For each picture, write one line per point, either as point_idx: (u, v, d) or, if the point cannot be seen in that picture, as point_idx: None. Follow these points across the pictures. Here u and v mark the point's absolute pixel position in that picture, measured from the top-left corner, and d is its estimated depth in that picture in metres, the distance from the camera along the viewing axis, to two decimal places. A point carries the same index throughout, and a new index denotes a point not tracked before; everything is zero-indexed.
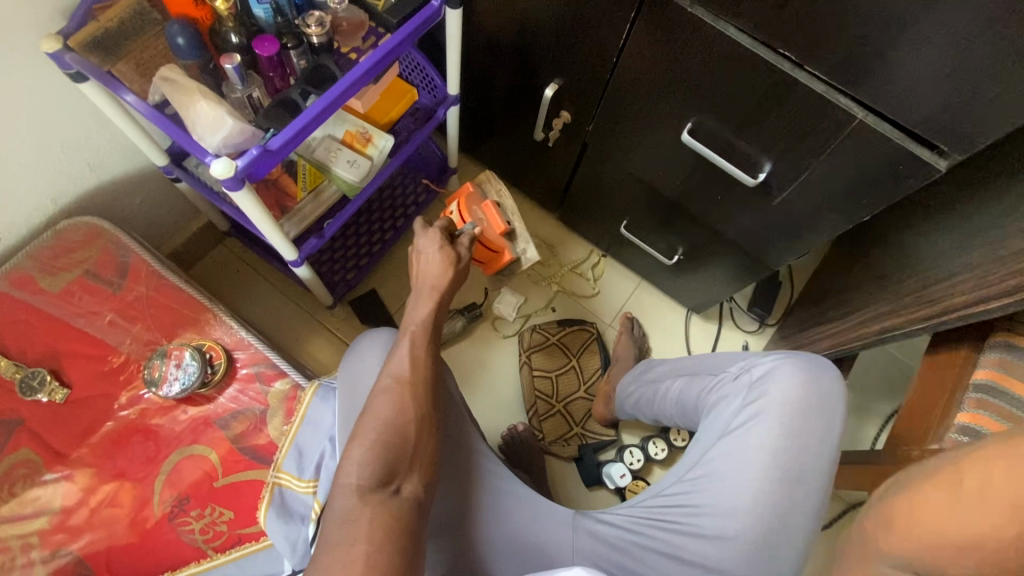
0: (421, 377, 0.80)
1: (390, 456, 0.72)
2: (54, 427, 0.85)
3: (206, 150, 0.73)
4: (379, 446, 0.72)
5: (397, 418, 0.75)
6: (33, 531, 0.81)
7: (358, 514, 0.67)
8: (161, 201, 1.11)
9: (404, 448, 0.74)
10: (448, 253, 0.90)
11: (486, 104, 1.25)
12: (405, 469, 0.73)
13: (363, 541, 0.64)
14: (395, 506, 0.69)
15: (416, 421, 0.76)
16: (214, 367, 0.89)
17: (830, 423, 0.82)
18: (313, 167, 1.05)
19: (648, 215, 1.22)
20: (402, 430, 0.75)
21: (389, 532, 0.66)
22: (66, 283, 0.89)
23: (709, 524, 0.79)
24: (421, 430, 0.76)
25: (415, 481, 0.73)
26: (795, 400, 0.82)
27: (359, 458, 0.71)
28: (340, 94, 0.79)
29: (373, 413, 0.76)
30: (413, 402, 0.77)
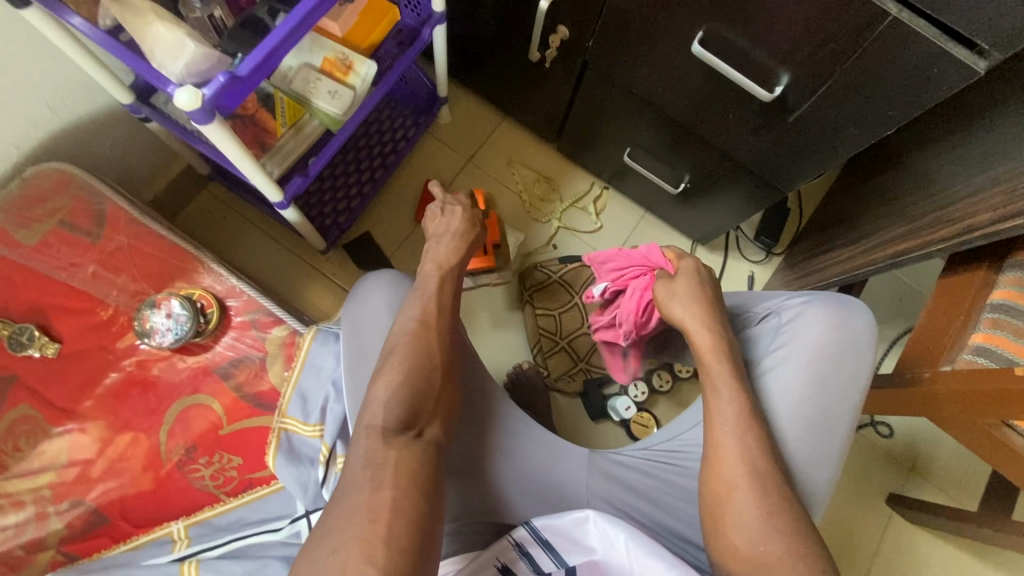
0: (445, 322, 0.79)
1: (414, 400, 0.71)
2: (51, 382, 0.83)
3: (168, 79, 0.66)
4: (402, 389, 0.71)
5: (419, 363, 0.73)
6: (43, 484, 0.81)
7: (383, 457, 0.65)
8: (134, 144, 1.04)
9: (427, 393, 0.72)
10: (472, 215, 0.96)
11: (476, 23, 1.15)
12: (428, 413, 0.72)
13: (388, 486, 0.63)
14: (418, 450, 0.68)
15: (439, 367, 0.75)
16: (207, 316, 0.87)
17: (861, 370, 0.78)
18: (291, 100, 0.97)
19: (656, 140, 1.14)
20: (425, 376, 0.73)
21: (415, 475, 0.65)
22: (43, 235, 0.84)
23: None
24: (441, 376, 0.75)
25: (436, 426, 0.72)
26: (827, 345, 0.78)
27: (383, 399, 0.70)
28: (311, 11, 0.71)
29: (396, 354, 0.74)
30: (436, 347, 0.76)
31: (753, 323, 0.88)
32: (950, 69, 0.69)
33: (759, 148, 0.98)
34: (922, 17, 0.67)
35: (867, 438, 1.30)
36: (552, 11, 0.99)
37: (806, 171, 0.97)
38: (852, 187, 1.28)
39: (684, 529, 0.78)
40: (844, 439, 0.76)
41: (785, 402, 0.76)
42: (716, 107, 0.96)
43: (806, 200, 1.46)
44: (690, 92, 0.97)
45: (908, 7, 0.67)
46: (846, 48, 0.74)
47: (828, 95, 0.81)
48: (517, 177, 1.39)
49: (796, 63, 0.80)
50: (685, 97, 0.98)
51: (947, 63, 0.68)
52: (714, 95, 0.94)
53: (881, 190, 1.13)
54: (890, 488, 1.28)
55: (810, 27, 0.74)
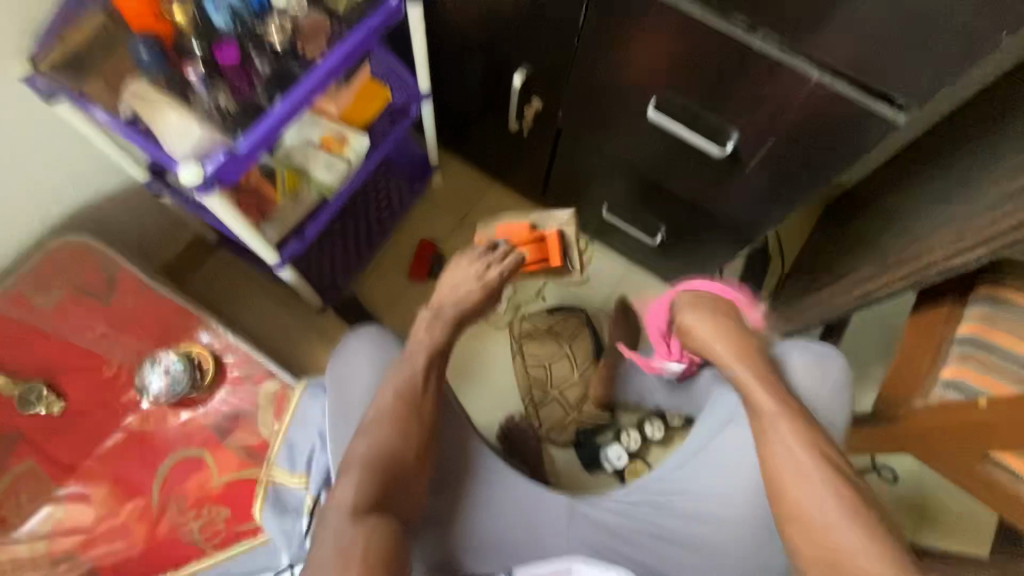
0: (424, 402, 0.79)
1: (385, 483, 0.72)
2: (55, 439, 0.88)
3: (175, 159, 0.76)
4: (375, 473, 0.72)
5: (395, 444, 0.74)
6: (41, 540, 0.85)
7: (352, 535, 0.66)
8: (149, 217, 1.14)
9: (400, 473, 0.73)
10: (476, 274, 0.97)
11: (461, 98, 1.26)
12: (398, 484, 0.73)
13: (359, 559, 0.64)
14: (388, 529, 0.69)
15: (414, 448, 0.76)
16: (203, 370, 0.92)
17: (835, 413, 0.83)
18: (291, 171, 1.06)
19: (631, 196, 1.22)
20: (400, 456, 0.74)
21: (382, 548, 0.67)
22: (56, 300, 0.91)
23: (704, 507, 0.80)
24: (411, 449, 0.75)
25: (407, 498, 0.73)
26: (800, 390, 0.84)
27: (355, 481, 0.71)
28: (303, 97, 0.81)
29: (372, 439, 0.75)
30: (414, 428, 0.77)
31: None
32: (875, 123, 0.76)
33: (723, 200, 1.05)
34: (845, 79, 0.75)
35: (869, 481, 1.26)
36: (526, 85, 1.09)
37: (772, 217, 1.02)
38: (829, 232, 1.32)
39: (658, 564, 0.81)
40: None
41: None
42: (680, 164, 1.03)
43: (787, 245, 1.50)
44: (654, 150, 1.04)
45: (831, 71, 0.75)
46: (783, 110, 0.82)
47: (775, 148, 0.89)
48: None
49: (743, 121, 0.87)
50: (650, 156, 1.06)
51: (873, 120, 0.76)
52: (675, 152, 1.02)
53: (853, 235, 1.18)
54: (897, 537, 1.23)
55: (753, 89, 0.82)
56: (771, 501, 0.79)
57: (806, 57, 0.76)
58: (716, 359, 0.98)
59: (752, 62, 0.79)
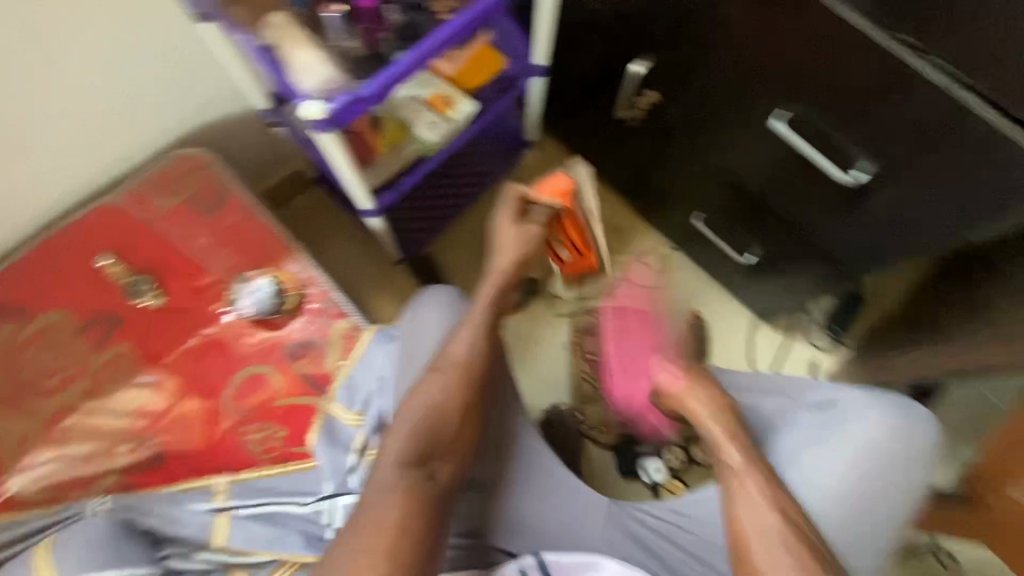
0: (474, 365, 0.76)
1: (428, 440, 0.71)
2: (150, 331, 0.95)
3: (305, 93, 0.79)
4: (420, 429, 0.72)
5: (443, 405, 0.73)
6: (126, 419, 0.92)
7: (391, 491, 0.68)
8: (260, 144, 1.20)
9: (443, 432, 0.73)
10: (522, 231, 0.88)
11: (574, 77, 1.23)
12: (442, 450, 0.72)
13: (395, 509, 0.66)
14: (427, 489, 0.69)
15: (460, 409, 0.74)
16: (286, 298, 0.96)
17: (910, 478, 0.79)
18: (396, 124, 1.10)
19: (727, 209, 1.16)
20: (445, 418, 0.73)
21: (413, 511, 0.67)
22: (173, 206, 1.00)
23: None
24: (464, 415, 0.74)
25: (451, 466, 0.72)
26: (877, 448, 0.79)
27: (399, 436, 0.71)
28: (429, 52, 0.82)
29: (420, 394, 0.74)
30: (460, 391, 0.74)
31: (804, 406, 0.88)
32: None
33: (840, 232, 0.97)
34: (1013, 120, 0.69)
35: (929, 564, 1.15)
36: (646, 74, 1.05)
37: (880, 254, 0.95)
38: None
39: None
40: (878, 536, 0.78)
41: (825, 491, 0.78)
42: (794, 183, 0.97)
43: None
44: (768, 165, 0.98)
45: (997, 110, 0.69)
46: (928, 142, 0.75)
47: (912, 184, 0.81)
48: None
49: (875, 149, 0.81)
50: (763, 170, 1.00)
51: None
52: (791, 169, 0.95)
53: None
54: None
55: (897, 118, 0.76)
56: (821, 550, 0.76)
57: (973, 90, 0.69)
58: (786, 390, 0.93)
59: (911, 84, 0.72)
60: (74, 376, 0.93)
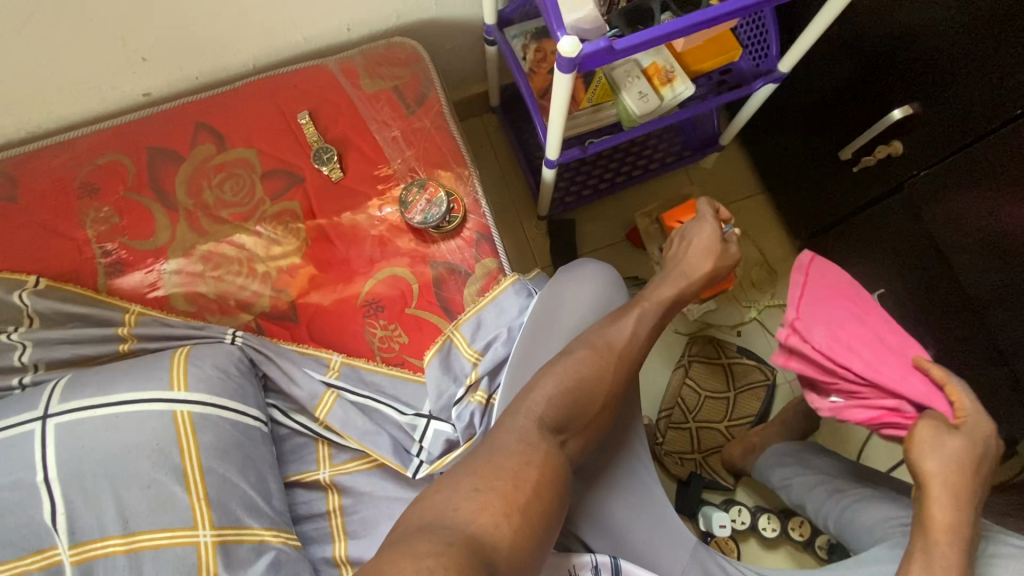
0: (629, 353, 0.75)
1: (572, 409, 0.69)
2: (320, 197, 0.97)
3: (560, 22, 0.73)
4: (568, 394, 0.69)
5: (594, 380, 0.71)
6: (273, 270, 0.95)
7: (533, 443, 0.64)
8: (467, 57, 1.19)
9: (586, 408, 0.70)
10: (715, 246, 0.86)
11: (806, 98, 1.11)
12: (578, 425, 0.69)
13: (535, 466, 0.62)
14: (562, 457, 0.66)
15: (606, 390, 0.71)
16: (451, 218, 0.95)
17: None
18: (607, 83, 1.03)
19: (918, 298, 1.03)
20: (591, 393, 0.71)
21: (551, 475, 0.63)
22: (380, 89, 1.01)
23: None
24: (606, 400, 0.72)
25: (582, 443, 0.69)
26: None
27: (549, 393, 0.69)
28: (698, 24, 0.76)
29: (574, 361, 0.71)
30: (611, 374, 0.73)
31: None
32: None
33: None
34: None
35: None
36: (901, 124, 0.92)
37: None
38: None
39: None
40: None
41: None
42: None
43: None
44: (1006, 273, 0.85)
45: None
46: None
47: None
48: (742, 252, 1.33)
49: None
50: (996, 277, 0.87)
51: None
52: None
53: None
54: None
55: None
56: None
57: None
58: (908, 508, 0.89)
59: None
60: (243, 214, 0.96)
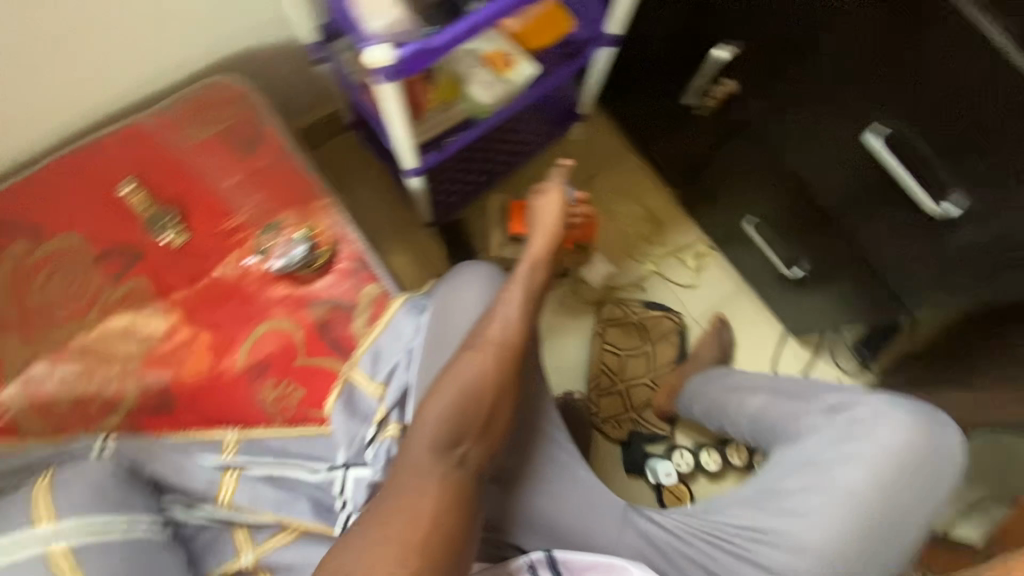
0: (514, 346, 0.71)
1: (462, 422, 0.66)
2: (167, 268, 0.88)
3: (370, 33, 0.70)
4: (456, 409, 0.66)
5: (477, 386, 0.67)
6: (132, 359, 0.85)
7: (427, 476, 0.62)
8: (301, 80, 1.11)
9: (478, 415, 0.67)
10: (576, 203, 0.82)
11: (645, 53, 1.14)
12: (472, 433, 0.67)
13: (431, 496, 0.61)
14: (462, 476, 0.64)
15: (494, 391, 0.68)
16: (316, 254, 0.90)
17: (937, 483, 0.80)
18: (451, 79, 1.01)
19: (786, 218, 1.09)
20: (479, 400, 0.68)
21: (451, 498, 0.62)
22: (206, 135, 0.93)
23: (770, 556, 0.77)
24: (496, 399, 0.68)
25: (482, 451, 0.67)
26: (903, 451, 0.79)
27: (434, 416, 0.66)
28: (513, 5, 0.74)
29: (454, 375, 0.68)
30: (495, 372, 0.69)
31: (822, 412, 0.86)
32: None
33: (909, 252, 0.91)
34: None
35: None
36: (728, 63, 0.97)
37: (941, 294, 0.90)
38: None
39: None
40: (903, 546, 0.79)
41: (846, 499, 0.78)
42: (869, 204, 0.91)
43: None
44: (845, 180, 0.92)
45: None
46: None
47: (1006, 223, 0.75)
48: (626, 211, 1.38)
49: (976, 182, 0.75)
50: (838, 185, 0.94)
51: None
52: (867, 188, 0.89)
53: None
54: None
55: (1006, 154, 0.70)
56: (850, 564, 0.77)
57: None
58: (805, 397, 0.88)
59: None
60: (83, 308, 0.85)
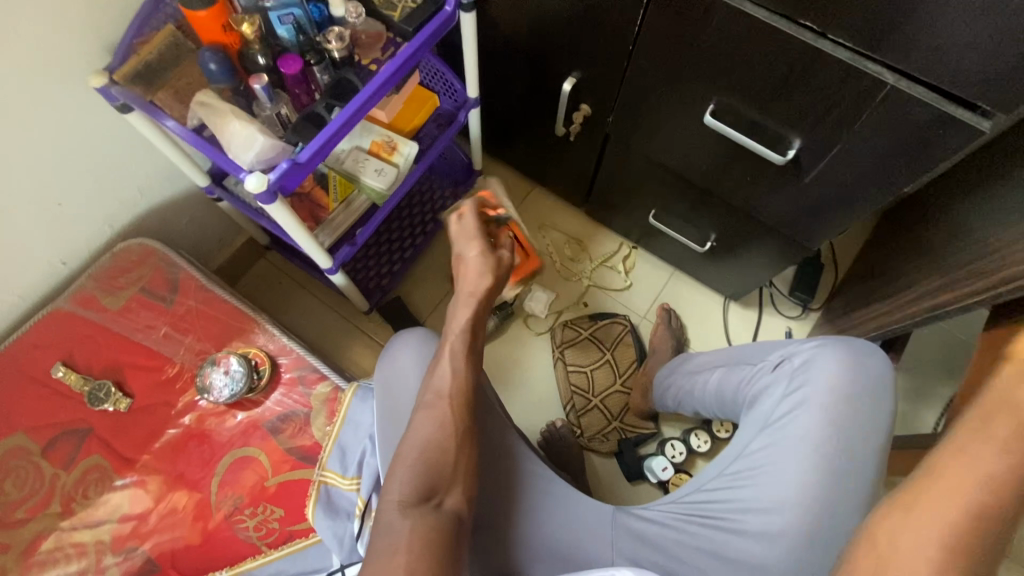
0: (462, 393, 0.76)
1: (430, 474, 0.70)
2: (120, 434, 0.92)
3: (241, 166, 0.78)
4: (421, 464, 0.70)
5: (437, 436, 0.72)
6: (107, 531, 0.89)
7: (400, 527, 0.65)
8: (206, 221, 1.18)
9: (443, 464, 0.71)
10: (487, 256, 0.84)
11: (509, 102, 1.25)
12: (446, 482, 0.70)
13: (403, 549, 0.62)
14: (441, 520, 0.66)
15: (456, 437, 0.73)
16: (259, 373, 0.96)
17: (880, 416, 0.80)
18: (343, 178, 1.09)
19: (679, 203, 1.19)
20: (441, 450, 0.72)
21: (433, 547, 0.63)
22: (125, 300, 0.97)
23: (753, 522, 0.78)
24: (464, 445, 0.73)
25: (456, 495, 0.70)
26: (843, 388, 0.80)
27: (402, 476, 0.69)
28: (363, 104, 0.82)
29: (412, 435, 0.73)
30: (452, 420, 0.74)
31: (767, 371, 0.90)
32: (951, 129, 0.72)
33: (786, 202, 0.99)
34: (920, 84, 0.72)
35: None
36: (575, 91, 1.08)
37: (827, 226, 0.98)
38: (892, 240, 1.23)
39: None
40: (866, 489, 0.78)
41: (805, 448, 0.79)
42: (735, 170, 1.00)
43: (840, 253, 1.44)
44: (705, 157, 1.02)
45: (906, 76, 0.72)
46: (848, 116, 0.79)
47: (840, 155, 0.84)
48: (548, 239, 1.46)
49: (806, 127, 0.84)
50: (702, 163, 1.04)
51: (950, 126, 0.72)
52: (725, 159, 0.99)
53: (911, 245, 1.13)
54: None
55: (807, 101, 0.81)
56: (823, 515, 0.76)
57: (877, 61, 0.72)
58: (752, 362, 0.94)
59: (817, 67, 0.76)
60: (42, 501, 0.88)
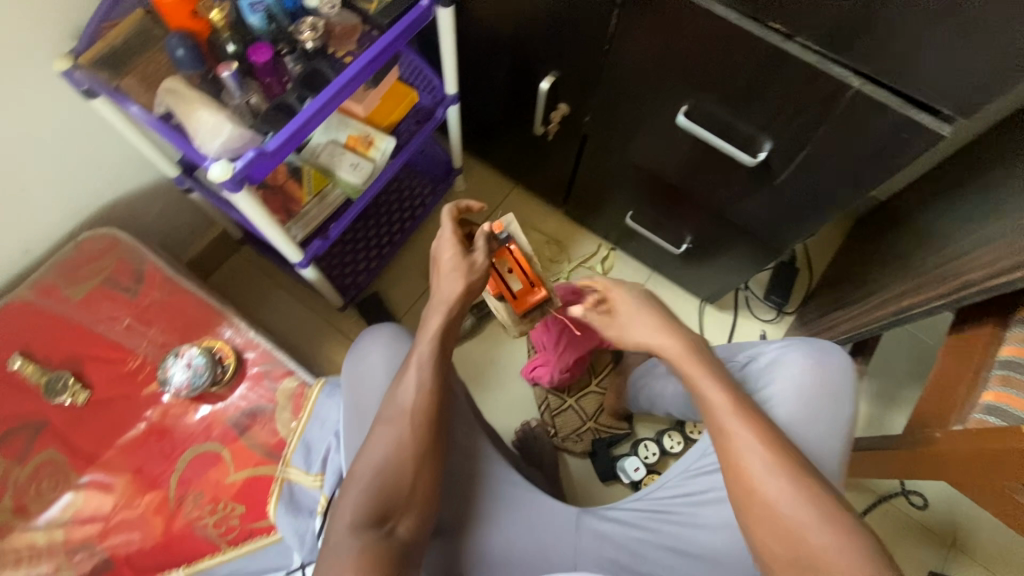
0: (426, 411, 0.74)
1: (386, 497, 0.69)
2: (77, 428, 0.90)
3: (206, 155, 0.76)
4: (376, 488, 0.69)
5: (394, 457, 0.71)
6: (61, 527, 0.86)
7: (349, 549, 0.65)
8: (177, 213, 1.16)
9: (399, 487, 0.70)
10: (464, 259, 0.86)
11: (489, 100, 1.25)
12: (403, 504, 0.70)
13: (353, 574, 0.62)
14: (390, 546, 0.66)
15: (414, 460, 0.71)
16: (223, 366, 0.94)
17: (840, 416, 0.80)
18: (317, 171, 1.06)
19: (655, 204, 1.20)
20: (398, 473, 0.70)
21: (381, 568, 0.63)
22: (86, 291, 0.94)
23: (709, 515, 0.79)
24: (423, 465, 0.72)
25: (411, 519, 0.69)
26: (806, 388, 0.81)
27: (355, 499, 0.69)
28: (334, 96, 0.81)
29: (368, 454, 0.71)
30: (411, 443, 0.72)
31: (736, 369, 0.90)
32: (916, 133, 0.73)
33: (758, 204, 1.00)
34: (884, 88, 0.73)
35: (897, 507, 1.19)
36: (553, 90, 1.08)
37: (796, 229, 1.00)
38: (863, 246, 1.25)
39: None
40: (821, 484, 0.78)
41: None
42: (708, 172, 1.01)
43: (815, 258, 1.46)
44: (680, 159, 1.03)
45: (871, 80, 0.73)
46: (815, 120, 0.80)
47: (809, 158, 0.86)
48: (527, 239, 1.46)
49: (776, 130, 0.85)
50: (677, 165, 1.05)
51: (913, 130, 0.73)
52: (698, 161, 1.00)
53: (880, 250, 1.15)
54: (928, 567, 1.16)
55: (776, 104, 0.82)
56: None
57: (842, 65, 0.73)
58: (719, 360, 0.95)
59: (787, 70, 0.76)
60: None
